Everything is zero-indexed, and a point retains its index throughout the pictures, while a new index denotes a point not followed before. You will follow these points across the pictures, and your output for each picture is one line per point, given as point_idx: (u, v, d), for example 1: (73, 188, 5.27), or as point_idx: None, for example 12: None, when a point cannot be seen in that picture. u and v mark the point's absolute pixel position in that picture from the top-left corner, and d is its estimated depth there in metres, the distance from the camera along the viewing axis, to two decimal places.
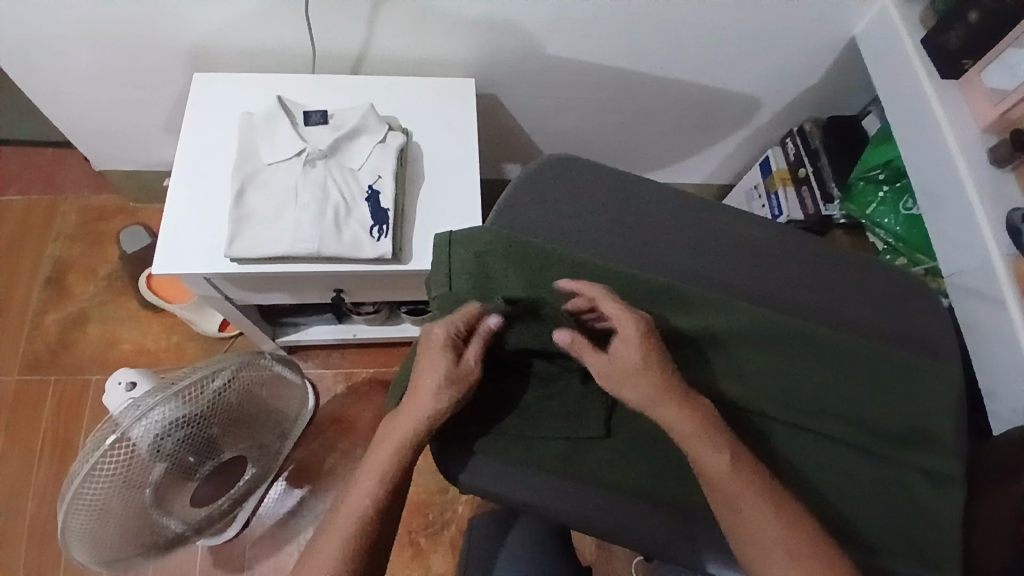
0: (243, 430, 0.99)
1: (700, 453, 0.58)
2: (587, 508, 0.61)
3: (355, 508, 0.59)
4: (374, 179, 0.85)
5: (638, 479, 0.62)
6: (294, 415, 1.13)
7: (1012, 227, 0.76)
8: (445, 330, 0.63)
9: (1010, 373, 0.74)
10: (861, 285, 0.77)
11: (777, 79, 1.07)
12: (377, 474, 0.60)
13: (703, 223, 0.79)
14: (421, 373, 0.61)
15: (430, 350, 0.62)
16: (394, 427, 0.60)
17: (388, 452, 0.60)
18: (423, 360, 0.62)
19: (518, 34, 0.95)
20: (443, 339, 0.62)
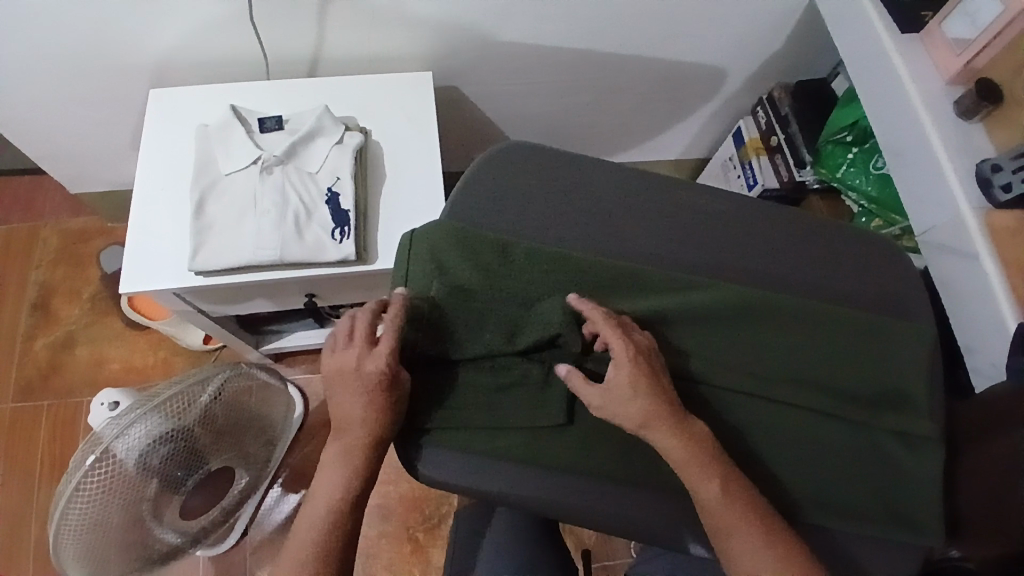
0: (232, 438, 1.00)
1: (662, 440, 0.59)
2: (551, 493, 0.62)
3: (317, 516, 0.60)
4: (332, 181, 0.85)
5: (603, 462, 0.62)
6: (281, 420, 1.14)
7: (983, 179, 0.75)
8: (377, 365, 0.60)
9: (987, 327, 0.73)
10: (829, 249, 0.76)
11: (741, 48, 1.05)
12: (330, 490, 0.61)
13: (666, 198, 0.77)
14: (345, 399, 0.61)
15: (365, 388, 0.60)
16: (346, 449, 0.62)
17: (341, 472, 0.62)
18: (358, 395, 0.60)
19: (470, 22, 0.93)
20: (378, 376, 0.60)
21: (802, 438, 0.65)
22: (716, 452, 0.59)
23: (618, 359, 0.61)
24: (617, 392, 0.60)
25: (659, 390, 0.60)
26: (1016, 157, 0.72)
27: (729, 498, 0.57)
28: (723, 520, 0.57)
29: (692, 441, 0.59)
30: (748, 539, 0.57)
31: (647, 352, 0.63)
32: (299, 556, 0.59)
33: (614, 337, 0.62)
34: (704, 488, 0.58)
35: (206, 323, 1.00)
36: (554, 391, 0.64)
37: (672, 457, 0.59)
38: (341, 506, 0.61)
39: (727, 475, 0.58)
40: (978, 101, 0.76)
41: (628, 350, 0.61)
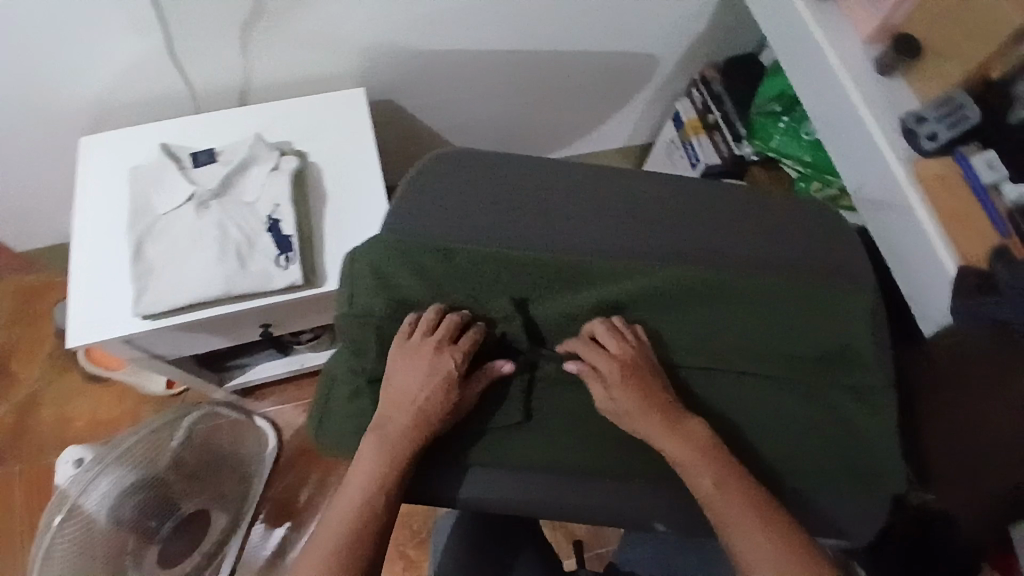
0: (207, 476, 1.00)
1: (656, 438, 0.62)
2: (543, 497, 0.65)
3: (352, 504, 0.60)
4: (271, 208, 0.83)
5: (589, 458, 0.65)
6: (257, 464, 1.13)
7: (907, 130, 0.76)
8: (456, 360, 0.64)
9: (928, 275, 0.75)
10: (771, 218, 0.77)
11: (669, 32, 1.06)
12: (366, 474, 0.61)
13: (607, 188, 0.78)
14: (404, 388, 0.64)
15: (435, 380, 0.64)
16: (386, 441, 0.62)
17: (376, 465, 0.61)
18: (425, 387, 0.64)
19: (396, 34, 0.93)
20: (450, 372, 0.64)
21: (760, 405, 0.66)
22: (718, 449, 0.61)
23: (610, 373, 0.64)
24: (621, 404, 0.64)
25: (656, 397, 0.64)
26: (953, 103, 0.73)
27: (723, 489, 0.59)
28: (721, 511, 0.58)
29: (684, 437, 0.62)
30: (744, 529, 0.57)
31: (636, 359, 0.65)
32: (330, 545, 0.58)
33: (601, 355, 0.65)
34: (700, 480, 0.60)
35: (162, 367, 0.99)
36: (509, 391, 0.66)
37: (678, 459, 0.61)
38: (376, 496, 0.61)
39: (728, 469, 0.60)
40: (896, 56, 0.79)
41: (617, 362, 0.64)
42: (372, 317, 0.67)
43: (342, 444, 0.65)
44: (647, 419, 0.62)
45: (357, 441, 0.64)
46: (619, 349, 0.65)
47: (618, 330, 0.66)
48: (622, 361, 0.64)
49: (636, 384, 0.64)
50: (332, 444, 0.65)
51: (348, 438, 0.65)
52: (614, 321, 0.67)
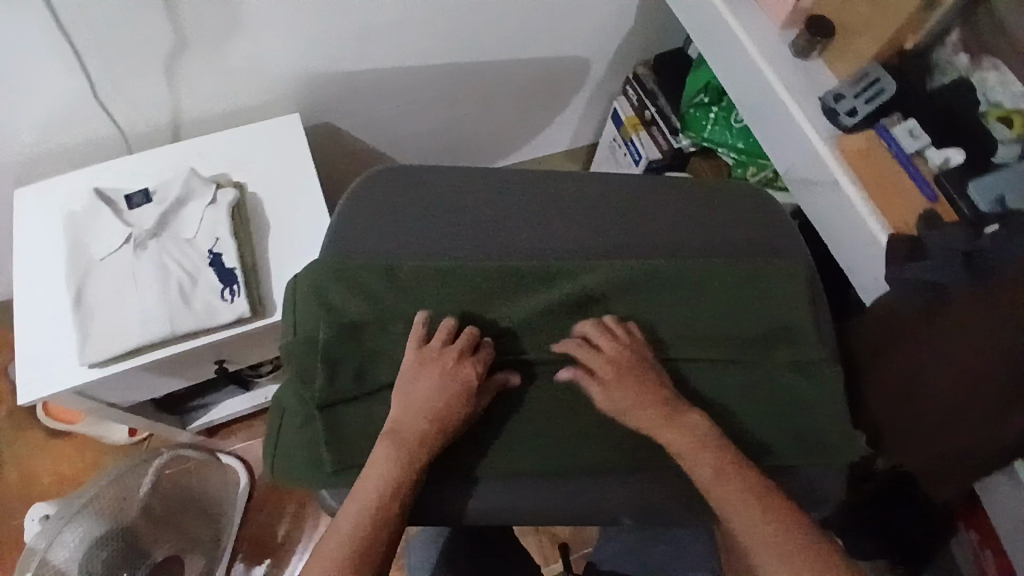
0: (182, 521, 1.01)
1: (657, 431, 0.64)
2: (541, 499, 0.68)
3: (369, 495, 0.60)
4: (212, 242, 0.83)
5: (585, 458, 0.67)
6: (229, 506, 1.13)
7: (828, 109, 0.79)
8: (477, 368, 0.65)
9: (861, 247, 0.78)
10: (706, 206, 0.79)
11: (598, 33, 1.08)
12: (384, 472, 0.61)
13: (546, 191, 0.78)
14: (424, 394, 0.64)
15: (454, 385, 0.64)
16: (403, 442, 0.62)
17: (391, 470, 0.61)
18: (447, 393, 0.64)
19: (324, 57, 0.93)
20: (473, 379, 0.65)
21: (710, 389, 0.69)
22: (717, 439, 0.63)
23: (602, 371, 0.66)
24: (615, 399, 0.65)
25: (658, 390, 0.65)
26: (865, 77, 0.78)
27: (722, 476, 0.61)
28: (723, 498, 0.60)
29: (687, 429, 0.63)
30: (745, 513, 0.59)
31: (631, 358, 0.66)
32: (342, 548, 0.57)
33: (595, 355, 0.66)
34: (700, 468, 0.62)
35: (118, 416, 0.96)
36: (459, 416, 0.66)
37: (676, 449, 0.63)
38: (397, 491, 0.60)
39: (729, 456, 0.62)
40: (811, 38, 0.81)
41: (610, 360, 0.66)
42: (313, 342, 0.66)
43: (294, 475, 0.64)
44: (648, 413, 0.64)
45: (308, 470, 0.63)
46: (614, 347, 0.67)
47: (610, 328, 0.68)
48: (614, 359, 0.66)
49: (633, 381, 0.65)
50: (289, 475, 0.64)
51: (300, 467, 0.64)
52: (607, 319, 0.69)
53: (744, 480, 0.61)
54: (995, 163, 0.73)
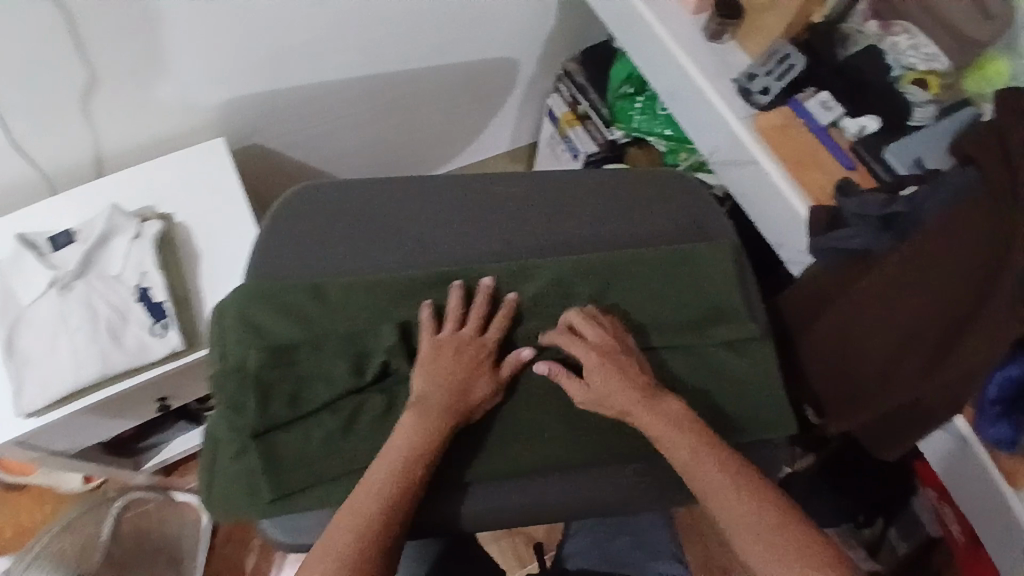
0: (144, 563, 0.99)
1: (637, 415, 0.63)
2: (502, 503, 0.67)
3: (395, 464, 0.59)
4: (139, 277, 0.82)
5: (540, 457, 0.66)
6: (193, 547, 1.11)
7: (743, 90, 0.80)
8: (490, 344, 0.67)
9: (786, 222, 0.79)
10: (631, 197, 0.80)
11: (521, 33, 1.08)
12: (407, 445, 0.60)
13: (469, 195, 0.78)
14: (443, 369, 0.64)
15: (473, 362, 0.66)
16: (426, 416, 0.62)
17: (416, 439, 0.61)
18: (465, 366, 0.65)
19: (242, 79, 0.92)
20: (488, 355, 0.66)
21: None
22: (696, 421, 0.63)
23: (584, 358, 0.66)
24: (597, 386, 0.65)
25: (638, 372, 0.65)
26: (783, 60, 0.80)
27: (701, 458, 0.60)
28: (704, 480, 0.60)
29: (666, 417, 0.63)
30: (726, 492, 0.59)
31: (613, 343, 0.67)
32: (365, 512, 0.57)
33: (576, 344, 0.67)
34: (679, 450, 0.61)
35: (70, 463, 0.95)
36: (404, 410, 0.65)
37: (655, 431, 0.63)
38: (420, 463, 0.60)
39: (707, 436, 0.62)
40: (720, 21, 0.82)
41: (590, 347, 0.66)
42: (242, 369, 0.64)
43: (231, 508, 0.62)
44: (629, 395, 0.64)
45: (246, 501, 0.61)
46: (594, 336, 0.67)
47: (591, 317, 0.68)
48: (597, 345, 0.66)
49: (615, 368, 0.65)
50: (226, 509, 0.62)
51: (239, 499, 0.61)
52: (590, 308, 0.70)
53: (723, 459, 0.60)
54: (910, 125, 0.77)
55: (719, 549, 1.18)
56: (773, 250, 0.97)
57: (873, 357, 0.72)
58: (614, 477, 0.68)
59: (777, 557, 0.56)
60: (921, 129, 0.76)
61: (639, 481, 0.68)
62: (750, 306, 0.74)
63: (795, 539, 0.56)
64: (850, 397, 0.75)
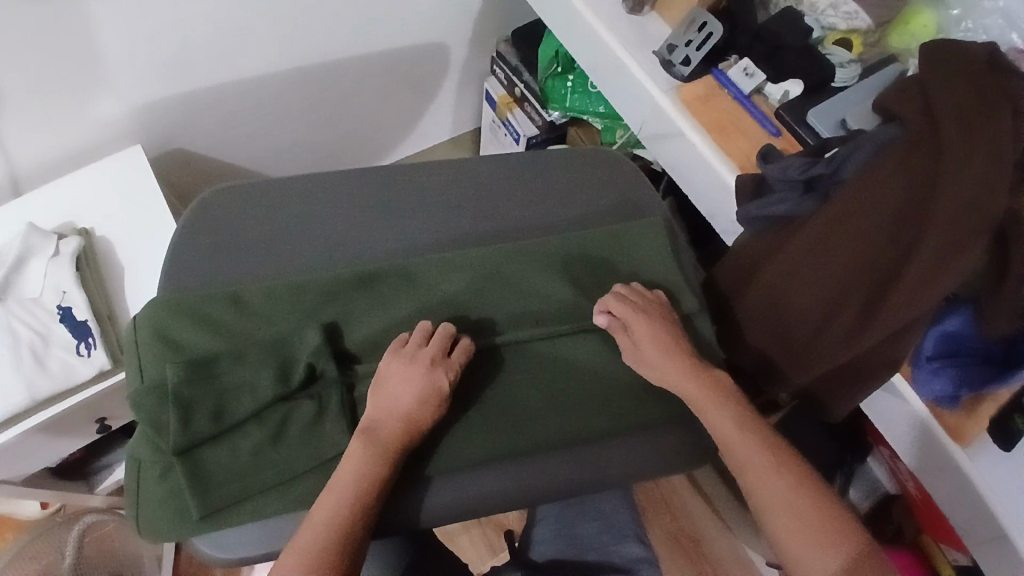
0: None
1: (679, 384, 0.65)
2: (460, 496, 0.64)
3: (351, 479, 0.58)
4: (59, 296, 0.80)
5: (488, 445, 0.64)
6: (155, 565, 1.09)
7: (664, 61, 0.79)
8: (451, 372, 0.63)
9: (717, 191, 0.77)
10: (559, 178, 0.79)
11: (447, 14, 1.06)
12: (358, 466, 0.58)
13: (390, 185, 0.76)
14: (398, 393, 0.62)
15: (426, 362, 0.62)
16: (376, 443, 0.59)
17: (368, 461, 0.58)
18: (418, 395, 0.61)
19: (154, 83, 0.89)
20: (448, 383, 0.62)
21: (577, 363, 0.68)
22: (736, 397, 0.65)
23: (637, 326, 0.66)
24: (651, 359, 0.66)
25: (684, 348, 0.67)
26: (701, 28, 0.78)
27: (744, 431, 0.62)
28: (742, 453, 0.61)
29: (715, 391, 0.64)
30: (759, 466, 0.60)
31: (664, 316, 0.68)
32: (326, 522, 0.56)
33: (632, 310, 0.67)
34: (723, 423, 0.63)
35: (19, 492, 0.91)
36: (329, 407, 0.62)
37: (695, 400, 0.64)
38: (376, 478, 0.58)
39: (745, 411, 0.64)
40: None
41: (645, 315, 0.67)
42: (162, 385, 0.62)
43: (160, 529, 0.59)
44: (682, 372, 0.65)
45: (175, 521, 0.59)
46: (644, 307, 0.68)
47: (638, 290, 0.70)
48: (647, 312, 0.67)
49: (668, 340, 0.66)
50: (155, 530, 0.59)
51: (168, 520, 0.59)
52: (635, 284, 0.70)
53: (760, 434, 0.62)
54: (835, 85, 0.77)
55: (687, 521, 1.18)
56: (707, 221, 1.00)
57: (803, 319, 0.72)
58: (564, 463, 0.66)
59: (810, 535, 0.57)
60: (843, 90, 0.76)
61: (579, 465, 0.66)
62: (685, 279, 0.74)
63: (823, 516, 0.58)
64: (795, 364, 0.74)
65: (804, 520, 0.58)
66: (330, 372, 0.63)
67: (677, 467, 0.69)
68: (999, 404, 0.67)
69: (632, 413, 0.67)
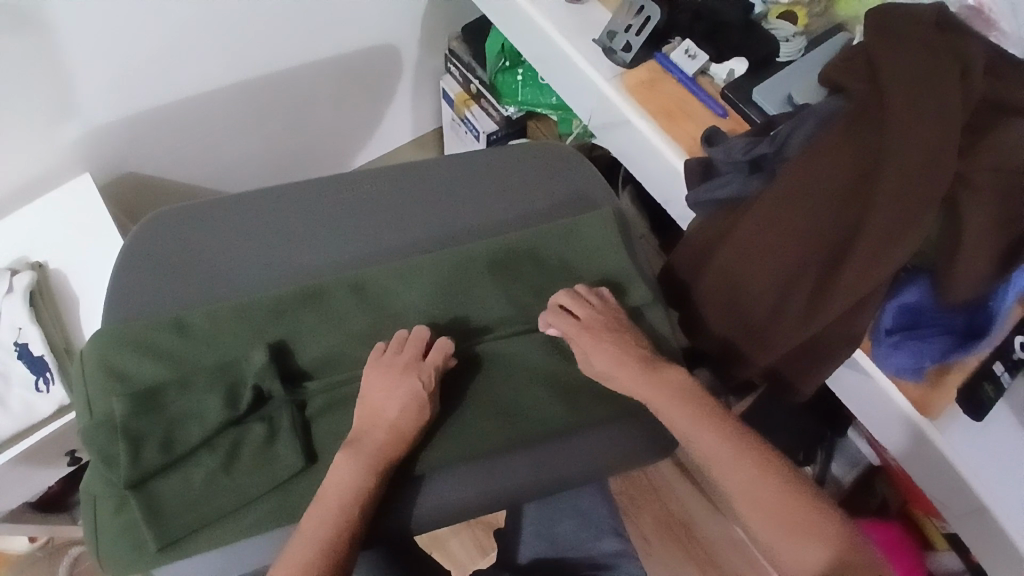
0: None
1: (626, 381, 0.64)
2: (450, 500, 0.64)
3: (341, 488, 0.58)
4: (16, 333, 0.80)
5: (463, 447, 0.64)
6: None
7: (606, 49, 0.78)
8: (428, 374, 0.63)
9: (667, 178, 0.76)
10: (509, 175, 0.78)
11: (393, 15, 1.05)
12: (348, 474, 0.58)
13: (334, 196, 0.75)
14: (383, 403, 0.62)
15: (401, 367, 0.63)
16: (363, 453, 0.59)
17: (357, 469, 0.58)
18: (401, 402, 0.61)
19: (98, 109, 0.88)
20: (427, 385, 0.62)
21: (532, 359, 0.68)
22: (688, 387, 0.64)
23: (586, 345, 0.65)
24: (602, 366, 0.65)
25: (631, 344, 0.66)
26: (640, 13, 0.77)
27: (700, 419, 0.62)
28: (700, 443, 0.61)
29: (665, 385, 0.64)
30: (721, 453, 0.60)
31: (604, 319, 0.67)
32: (314, 533, 0.56)
33: (573, 322, 0.66)
34: (679, 415, 0.62)
35: (8, 529, 0.93)
36: (279, 428, 0.62)
37: (643, 395, 0.64)
38: (368, 483, 0.58)
39: (699, 401, 0.63)
40: None
41: (583, 327, 0.66)
42: (109, 419, 0.61)
43: (118, 563, 0.59)
44: (624, 367, 0.65)
45: (132, 554, 0.59)
46: (584, 320, 0.66)
47: (583, 296, 0.68)
48: (588, 327, 0.66)
49: (611, 341, 0.66)
50: (114, 565, 0.59)
51: (125, 553, 0.59)
52: (580, 287, 0.69)
53: (716, 424, 0.61)
54: (780, 61, 0.75)
55: (676, 506, 1.18)
56: (665, 208, 1.01)
57: (759, 302, 0.71)
58: (540, 462, 0.65)
59: (782, 519, 0.57)
60: (789, 65, 0.74)
61: (550, 461, 0.65)
62: (638, 269, 0.73)
63: (791, 501, 0.57)
64: (757, 348, 0.73)
65: (775, 504, 0.57)
66: (277, 392, 0.62)
67: (647, 458, 0.69)
68: (966, 373, 0.64)
69: (598, 407, 0.67)
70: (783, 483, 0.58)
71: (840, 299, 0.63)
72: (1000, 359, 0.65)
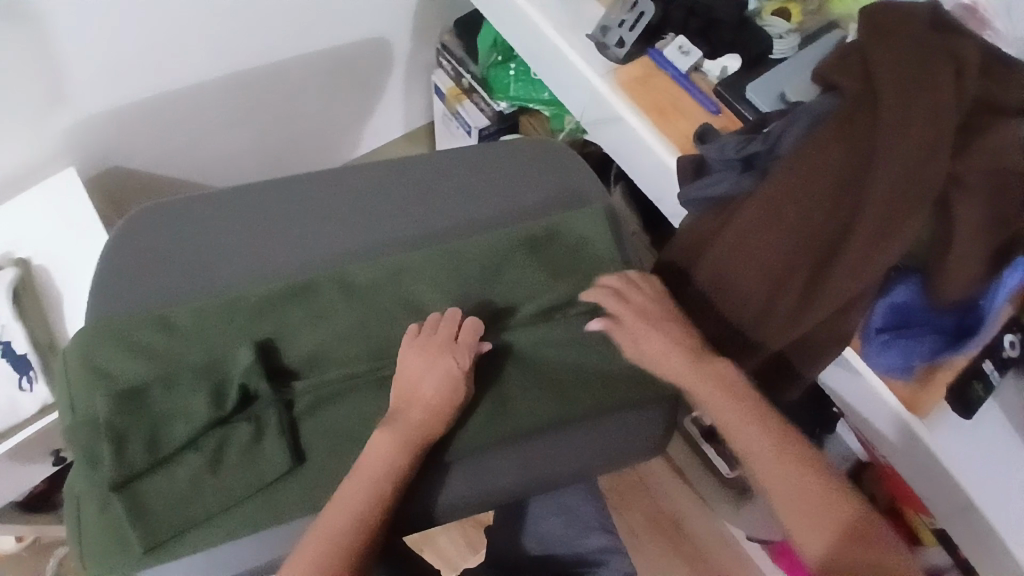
0: None
1: (662, 364, 0.64)
2: (466, 495, 0.65)
3: (361, 490, 0.58)
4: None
5: (467, 446, 0.64)
6: None
7: (598, 44, 0.77)
8: (462, 354, 0.63)
9: (659, 175, 0.76)
10: (501, 172, 0.77)
11: (383, 9, 1.04)
12: (372, 472, 0.58)
13: (322, 193, 0.74)
14: (418, 385, 0.62)
15: (436, 346, 0.63)
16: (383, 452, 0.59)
17: (379, 469, 0.58)
18: (439, 382, 0.62)
19: (84, 103, 0.86)
20: (463, 364, 0.63)
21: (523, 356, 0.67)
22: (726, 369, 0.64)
23: (636, 329, 0.65)
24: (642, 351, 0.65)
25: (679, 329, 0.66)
26: (633, 8, 0.77)
27: (734, 403, 0.62)
28: (729, 424, 0.61)
29: (698, 366, 0.64)
30: (752, 437, 0.60)
31: (656, 303, 0.67)
32: (335, 532, 0.56)
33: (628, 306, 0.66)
34: (708, 394, 0.62)
35: None
36: (266, 426, 0.61)
37: (680, 378, 0.64)
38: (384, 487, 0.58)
39: (734, 382, 0.63)
40: None
41: (639, 312, 0.66)
42: (92, 418, 0.60)
43: (100, 563, 0.58)
44: (663, 351, 0.64)
45: (115, 555, 0.58)
46: (638, 305, 0.66)
47: (635, 282, 0.68)
48: (642, 312, 0.66)
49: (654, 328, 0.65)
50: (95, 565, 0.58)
51: (108, 554, 0.58)
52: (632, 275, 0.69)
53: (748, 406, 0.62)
54: (773, 58, 0.75)
55: (666, 503, 1.18)
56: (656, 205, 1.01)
57: (749, 301, 0.70)
58: (530, 461, 0.66)
59: (801, 507, 0.57)
60: (782, 62, 0.74)
61: (561, 457, 0.67)
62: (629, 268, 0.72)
63: (806, 494, 0.57)
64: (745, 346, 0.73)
65: (797, 490, 0.57)
66: (264, 391, 0.61)
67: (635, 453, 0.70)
68: (955, 372, 0.64)
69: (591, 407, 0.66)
70: (807, 471, 0.58)
71: (832, 298, 0.63)
72: (989, 358, 0.64)
